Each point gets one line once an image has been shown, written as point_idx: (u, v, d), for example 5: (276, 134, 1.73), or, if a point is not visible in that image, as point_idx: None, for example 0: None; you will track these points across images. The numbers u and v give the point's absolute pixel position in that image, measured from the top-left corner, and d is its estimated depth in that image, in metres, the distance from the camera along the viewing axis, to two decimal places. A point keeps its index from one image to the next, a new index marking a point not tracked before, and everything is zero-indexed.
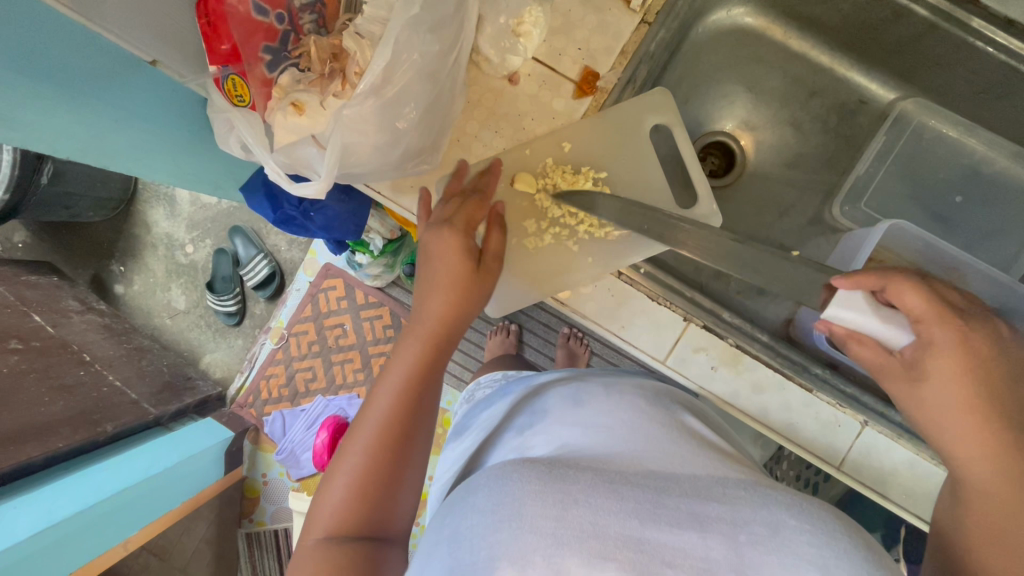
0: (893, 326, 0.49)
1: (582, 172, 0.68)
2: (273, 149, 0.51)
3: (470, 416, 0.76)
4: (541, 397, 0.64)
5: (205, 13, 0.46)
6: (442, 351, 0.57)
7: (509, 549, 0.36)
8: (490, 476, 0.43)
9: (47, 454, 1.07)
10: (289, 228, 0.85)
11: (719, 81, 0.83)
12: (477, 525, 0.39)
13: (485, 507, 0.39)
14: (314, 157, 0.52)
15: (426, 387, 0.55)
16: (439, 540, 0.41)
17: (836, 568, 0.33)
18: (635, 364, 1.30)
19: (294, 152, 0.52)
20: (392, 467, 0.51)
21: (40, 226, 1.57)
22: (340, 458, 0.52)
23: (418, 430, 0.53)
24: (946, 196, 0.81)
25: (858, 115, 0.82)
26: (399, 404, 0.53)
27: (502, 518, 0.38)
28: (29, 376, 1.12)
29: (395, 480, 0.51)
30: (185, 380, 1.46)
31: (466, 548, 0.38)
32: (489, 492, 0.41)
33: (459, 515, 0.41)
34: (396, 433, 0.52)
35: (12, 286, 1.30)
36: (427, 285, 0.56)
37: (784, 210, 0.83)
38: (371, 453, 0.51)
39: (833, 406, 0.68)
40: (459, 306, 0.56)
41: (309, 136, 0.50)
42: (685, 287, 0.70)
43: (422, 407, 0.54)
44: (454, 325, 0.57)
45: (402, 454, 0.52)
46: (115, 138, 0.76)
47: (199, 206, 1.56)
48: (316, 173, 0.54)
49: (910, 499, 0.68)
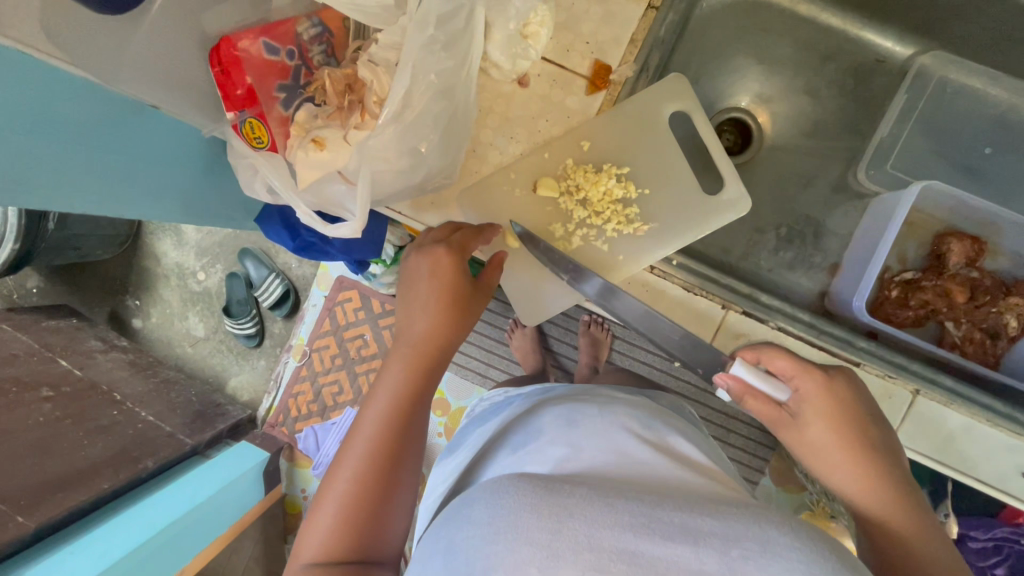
0: (774, 386, 0.54)
1: (604, 170, 0.66)
2: (302, 190, 0.51)
3: (464, 431, 0.81)
4: (538, 414, 0.65)
5: (217, 62, 0.45)
6: (434, 375, 0.57)
7: (504, 561, 0.36)
8: (486, 485, 0.44)
9: (94, 496, 1.09)
10: (310, 254, 0.85)
11: (729, 56, 0.81)
12: (471, 537, 0.39)
13: (481, 519, 0.40)
14: (343, 195, 0.51)
15: (417, 410, 0.55)
16: (434, 549, 0.42)
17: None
18: (657, 343, 1.28)
19: (323, 192, 0.52)
20: (383, 492, 0.52)
21: (52, 269, 1.57)
22: (327, 481, 0.52)
23: (407, 455, 0.54)
24: (974, 147, 0.78)
25: (876, 75, 0.79)
26: (387, 428, 0.53)
27: (498, 530, 0.38)
28: (66, 423, 1.13)
29: (385, 505, 0.52)
30: (215, 407, 1.46)
31: (462, 558, 0.39)
32: (485, 503, 0.41)
33: (454, 526, 0.42)
34: (384, 456, 0.52)
35: (34, 333, 1.31)
36: (415, 308, 0.57)
37: (808, 180, 0.81)
38: (359, 476, 0.51)
39: (884, 379, 0.66)
40: (443, 330, 0.57)
41: (335, 171, 0.50)
42: (717, 275, 0.70)
43: (412, 428, 0.55)
44: (443, 349, 0.57)
45: (393, 479, 0.52)
46: (126, 183, 0.75)
47: (206, 233, 1.55)
48: (347, 211, 0.53)
49: (973, 464, 0.66)
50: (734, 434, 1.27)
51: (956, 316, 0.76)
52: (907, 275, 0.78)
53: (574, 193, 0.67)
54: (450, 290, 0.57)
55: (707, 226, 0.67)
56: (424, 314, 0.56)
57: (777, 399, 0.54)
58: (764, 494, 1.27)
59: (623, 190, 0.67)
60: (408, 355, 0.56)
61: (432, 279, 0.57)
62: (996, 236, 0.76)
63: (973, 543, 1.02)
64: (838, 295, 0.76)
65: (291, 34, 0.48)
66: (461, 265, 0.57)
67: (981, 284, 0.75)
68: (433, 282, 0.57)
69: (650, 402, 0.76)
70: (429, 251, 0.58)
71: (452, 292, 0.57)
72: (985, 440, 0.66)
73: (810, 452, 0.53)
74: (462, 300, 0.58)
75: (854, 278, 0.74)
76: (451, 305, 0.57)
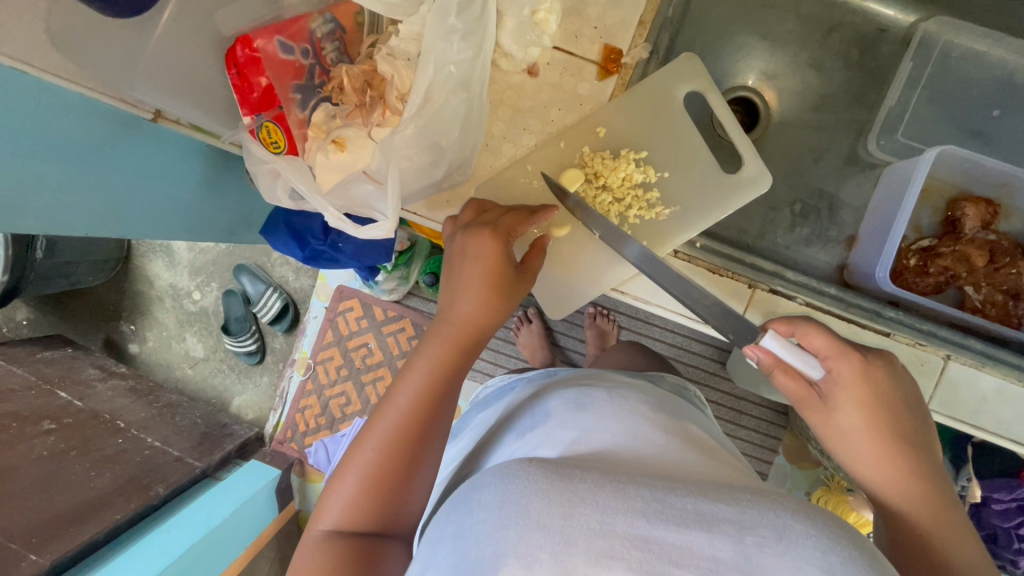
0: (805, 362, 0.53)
1: (622, 156, 0.65)
2: (327, 193, 0.50)
3: (467, 417, 0.83)
4: (544, 395, 0.64)
5: (234, 65, 0.49)
6: (470, 358, 0.55)
7: (515, 547, 0.37)
8: (494, 467, 0.43)
9: (108, 528, 1.05)
10: (319, 263, 0.83)
11: (732, 35, 0.80)
12: (482, 522, 0.40)
13: (490, 505, 0.40)
14: (371, 195, 0.51)
15: (450, 392, 0.54)
16: (445, 534, 0.43)
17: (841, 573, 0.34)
18: (665, 331, 1.27)
19: (348, 193, 0.51)
20: (405, 470, 0.52)
21: (41, 300, 1.53)
22: (353, 448, 0.53)
23: (433, 440, 0.53)
24: (982, 110, 0.78)
25: (880, 44, 0.79)
26: (418, 408, 0.52)
27: (508, 516, 0.39)
28: (71, 454, 1.10)
29: (406, 483, 0.52)
30: (222, 427, 1.41)
31: (472, 543, 0.39)
32: (495, 488, 0.41)
33: (465, 510, 0.42)
34: (413, 438, 0.52)
35: (29, 366, 1.26)
36: (456, 288, 0.55)
37: (818, 154, 0.81)
38: (384, 451, 0.51)
39: (913, 346, 0.66)
40: (483, 317, 0.55)
41: (361, 172, 0.49)
42: (741, 254, 0.69)
43: (444, 414, 0.54)
44: (480, 335, 0.56)
45: (417, 459, 0.52)
46: (121, 198, 0.73)
47: (198, 251, 1.51)
48: (376, 211, 0.53)
49: (1007, 427, 0.66)
50: (746, 416, 1.27)
51: (976, 280, 0.76)
52: (924, 243, 0.78)
53: (594, 181, 0.66)
54: (491, 275, 0.55)
55: (728, 205, 0.66)
56: (464, 297, 0.55)
57: (809, 377, 0.53)
58: (779, 472, 1.27)
59: (643, 174, 0.66)
60: (446, 336, 0.54)
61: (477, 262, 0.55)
62: (1011, 197, 0.76)
63: (997, 505, 1.02)
64: (858, 268, 0.76)
65: (305, 32, 0.49)
66: (504, 251, 0.55)
67: (998, 247, 0.75)
68: (472, 265, 0.55)
69: (656, 386, 0.74)
70: (471, 233, 0.56)
71: (492, 276, 0.55)
72: (1019, 400, 0.65)
73: (835, 437, 0.53)
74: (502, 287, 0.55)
75: (874, 249, 0.73)
76: (492, 291, 0.55)
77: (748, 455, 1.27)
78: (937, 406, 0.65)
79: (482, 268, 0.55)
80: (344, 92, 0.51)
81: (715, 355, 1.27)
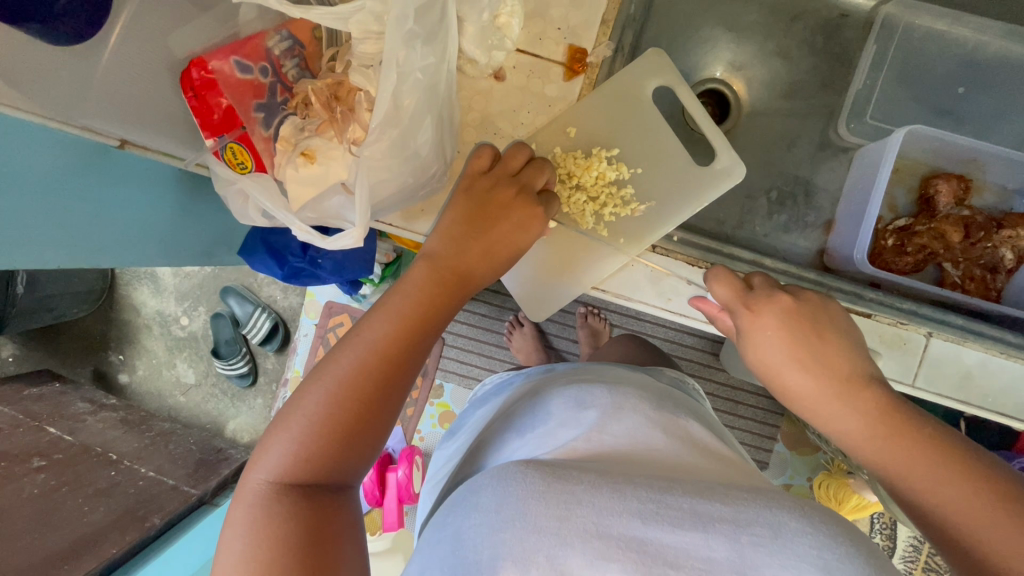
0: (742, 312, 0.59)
1: (594, 154, 0.66)
2: (300, 209, 0.51)
3: (464, 416, 0.83)
4: (543, 390, 0.63)
5: (191, 88, 0.49)
6: (449, 309, 0.56)
7: (511, 550, 0.37)
8: (492, 468, 0.43)
9: (104, 562, 0.98)
10: (301, 280, 0.83)
11: (697, 28, 0.81)
12: (479, 525, 0.39)
13: (488, 506, 0.39)
14: (343, 205, 0.53)
15: (423, 341, 0.54)
16: (442, 535, 0.42)
17: (837, 570, 0.34)
18: (657, 327, 1.27)
19: (322, 206, 0.53)
20: (369, 417, 0.50)
21: (26, 336, 1.51)
22: (305, 389, 0.51)
23: (398, 384, 0.52)
24: (948, 89, 0.80)
25: (844, 29, 0.80)
26: (386, 351, 0.51)
27: (506, 517, 0.38)
28: (63, 490, 1.07)
29: (369, 432, 0.50)
30: (217, 453, 1.38)
31: (469, 544, 0.39)
32: (493, 490, 0.40)
33: (463, 512, 0.41)
34: (381, 377, 0.51)
35: (17, 403, 1.24)
36: (453, 244, 0.56)
37: (791, 141, 0.81)
38: (345, 392, 0.50)
39: (896, 325, 0.66)
40: (465, 261, 0.56)
41: (337, 182, 0.51)
42: (722, 245, 0.69)
43: (415, 360, 0.53)
44: (458, 291, 0.56)
45: (384, 405, 0.51)
46: (95, 225, 0.74)
47: (183, 276, 1.50)
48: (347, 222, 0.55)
49: (993, 400, 0.66)
50: (742, 407, 1.26)
51: (954, 256, 0.76)
52: (900, 222, 0.78)
53: (567, 181, 0.65)
54: (487, 238, 0.56)
55: (702, 199, 0.66)
56: (455, 245, 0.56)
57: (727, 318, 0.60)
58: (780, 460, 1.27)
59: (616, 171, 0.66)
60: (423, 280, 0.55)
61: (515, 232, 0.57)
62: (982, 172, 0.77)
63: None
64: (837, 251, 0.76)
65: (261, 50, 0.49)
66: (534, 219, 0.58)
67: (974, 222, 0.76)
68: (481, 227, 0.56)
69: (654, 380, 0.74)
70: (512, 197, 0.57)
71: (492, 238, 0.57)
72: (1004, 372, 0.66)
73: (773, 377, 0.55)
74: (505, 253, 0.57)
75: (852, 231, 0.73)
76: (485, 246, 0.56)
77: (749, 446, 1.27)
78: (922, 383, 0.65)
79: (496, 233, 0.57)
80: (310, 107, 0.51)
81: (708, 347, 1.27)
